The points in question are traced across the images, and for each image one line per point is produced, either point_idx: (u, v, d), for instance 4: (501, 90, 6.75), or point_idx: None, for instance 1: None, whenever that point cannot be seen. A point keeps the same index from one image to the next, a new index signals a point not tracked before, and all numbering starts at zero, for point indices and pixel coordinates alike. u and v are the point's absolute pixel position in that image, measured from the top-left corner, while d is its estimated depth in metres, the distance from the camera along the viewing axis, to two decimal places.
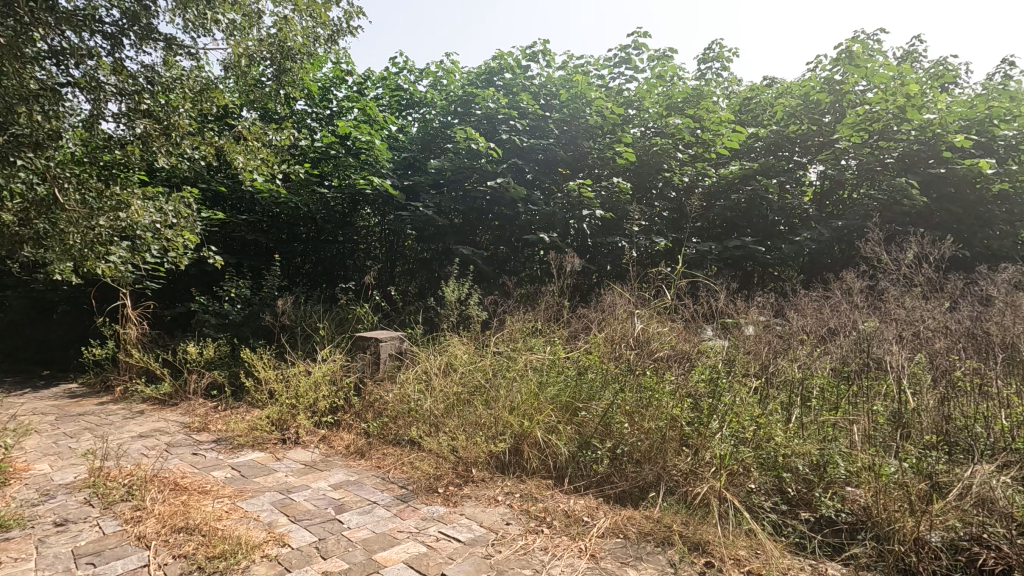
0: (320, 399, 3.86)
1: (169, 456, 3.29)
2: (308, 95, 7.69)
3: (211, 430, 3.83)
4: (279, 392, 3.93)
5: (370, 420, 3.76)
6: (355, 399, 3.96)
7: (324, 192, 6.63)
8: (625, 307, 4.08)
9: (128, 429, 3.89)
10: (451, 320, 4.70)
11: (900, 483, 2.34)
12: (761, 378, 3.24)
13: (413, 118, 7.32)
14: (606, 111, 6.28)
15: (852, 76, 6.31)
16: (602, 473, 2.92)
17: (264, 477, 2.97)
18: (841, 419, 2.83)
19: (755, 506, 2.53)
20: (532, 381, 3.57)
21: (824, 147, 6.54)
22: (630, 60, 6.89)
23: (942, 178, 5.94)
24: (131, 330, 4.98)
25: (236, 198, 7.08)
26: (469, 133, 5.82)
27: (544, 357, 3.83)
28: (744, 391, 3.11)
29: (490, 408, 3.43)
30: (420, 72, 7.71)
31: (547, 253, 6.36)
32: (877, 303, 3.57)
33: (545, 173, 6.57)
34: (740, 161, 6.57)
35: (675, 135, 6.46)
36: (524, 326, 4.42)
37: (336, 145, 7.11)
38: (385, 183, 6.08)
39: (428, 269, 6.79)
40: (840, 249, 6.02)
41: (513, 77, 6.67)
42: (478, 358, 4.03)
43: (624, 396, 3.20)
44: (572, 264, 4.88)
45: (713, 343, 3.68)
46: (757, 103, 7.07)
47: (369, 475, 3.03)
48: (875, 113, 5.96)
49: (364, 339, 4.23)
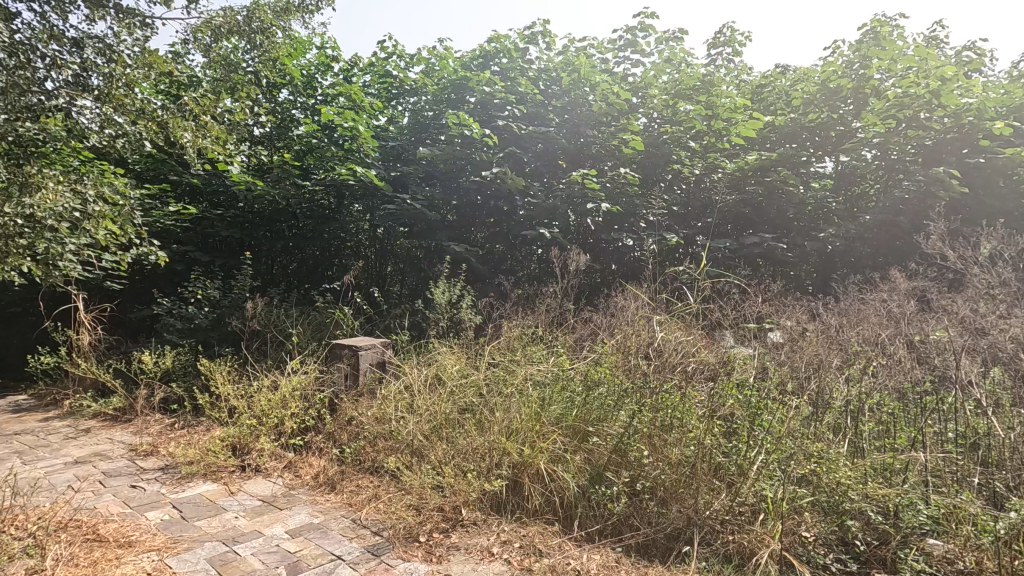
0: (287, 418, 3.35)
1: (100, 491, 2.75)
2: (291, 82, 7.39)
3: (160, 455, 3.30)
4: (240, 410, 3.40)
5: (344, 443, 3.24)
6: (328, 417, 3.44)
7: (306, 185, 6.06)
8: (639, 310, 3.58)
9: (63, 454, 3.35)
10: (442, 325, 4.18)
11: (1010, 541, 1.83)
12: (801, 397, 2.75)
13: (403, 107, 6.81)
14: (611, 96, 5.78)
15: (875, 61, 5.80)
16: (619, 514, 2.42)
17: (209, 521, 2.45)
18: (912, 452, 2.33)
19: (816, 566, 2.02)
20: (533, 399, 3.07)
21: (846, 137, 6.04)
22: (636, 43, 6.39)
23: (980, 168, 5.47)
24: (84, 336, 4.45)
25: (210, 192, 6.62)
26: (461, 116, 5.26)
27: (546, 370, 3.32)
28: (786, 413, 2.62)
29: (484, 432, 2.92)
30: (411, 58, 7.20)
31: (547, 251, 5.85)
32: (935, 308, 3.07)
33: (545, 164, 6.06)
34: (756, 152, 6.09)
35: (685, 124, 5.98)
36: (523, 332, 3.92)
37: (319, 134, 6.59)
38: (368, 172, 5.54)
39: (418, 270, 6.26)
40: (864, 247, 5.64)
41: (510, 62, 6.13)
42: (470, 370, 3.52)
43: (641, 417, 2.71)
44: (577, 263, 4.38)
45: (738, 352, 3.19)
46: (771, 92, 6.59)
47: (338, 517, 2.52)
48: (905, 97, 5.46)
49: (340, 348, 3.71)
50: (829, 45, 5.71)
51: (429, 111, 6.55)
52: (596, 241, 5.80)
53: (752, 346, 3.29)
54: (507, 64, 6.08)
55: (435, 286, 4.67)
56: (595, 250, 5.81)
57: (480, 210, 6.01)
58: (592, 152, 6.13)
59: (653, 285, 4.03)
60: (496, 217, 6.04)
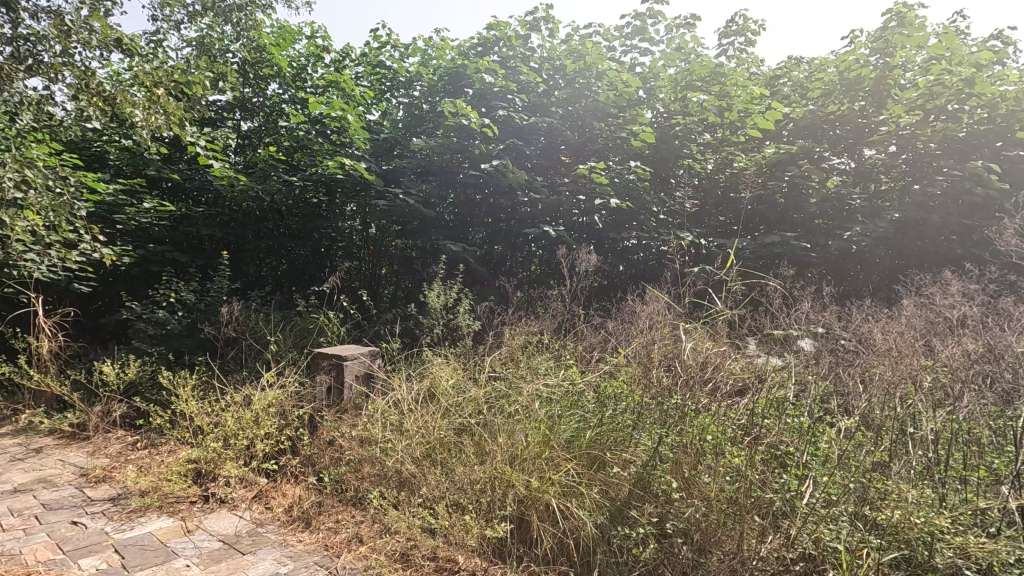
0: (260, 439, 2.93)
1: (32, 530, 2.34)
2: (279, 73, 7.01)
3: (114, 481, 2.88)
4: (206, 430, 2.99)
5: (324, 469, 2.83)
6: (308, 438, 3.03)
7: (292, 179, 5.65)
8: (658, 315, 3.19)
9: (3, 479, 2.92)
10: (437, 332, 3.76)
11: None
12: (853, 419, 2.37)
13: (397, 99, 6.42)
14: (619, 86, 5.39)
15: (902, 49, 5.42)
16: (646, 563, 2.02)
17: (154, 571, 2.03)
18: (1005, 490, 1.93)
19: None
20: (540, 419, 2.68)
21: (866, 132, 5.59)
22: (645, 31, 6.02)
23: (1017, 163, 5.11)
24: (43, 343, 4.05)
25: (191, 188, 6.27)
26: (458, 104, 4.88)
27: (554, 385, 2.93)
28: (839, 438, 2.24)
29: (485, 460, 2.52)
30: (406, 48, 6.80)
31: (551, 251, 5.45)
32: (1004, 319, 2.69)
33: (547, 159, 5.66)
34: (773, 146, 5.71)
35: (697, 116, 5.61)
36: (527, 341, 3.53)
37: (307, 126, 6.20)
38: (357, 164, 5.13)
39: (411, 271, 5.86)
40: (892, 246, 5.25)
41: (508, 50, 5.67)
42: (468, 384, 3.12)
43: (667, 443, 2.34)
44: (586, 263, 3.99)
45: (768, 362, 2.84)
46: (787, 84, 6.28)
47: (311, 566, 2.11)
48: (936, 86, 5.15)
49: (323, 358, 3.32)
50: (845, 37, 5.18)
51: (425, 103, 6.15)
52: (603, 241, 5.41)
53: (789, 357, 2.89)
54: (507, 50, 5.67)
55: (430, 289, 4.28)
56: (602, 250, 5.42)
57: (479, 207, 5.61)
58: (598, 145, 5.72)
59: (670, 288, 3.64)
60: (495, 214, 5.64)
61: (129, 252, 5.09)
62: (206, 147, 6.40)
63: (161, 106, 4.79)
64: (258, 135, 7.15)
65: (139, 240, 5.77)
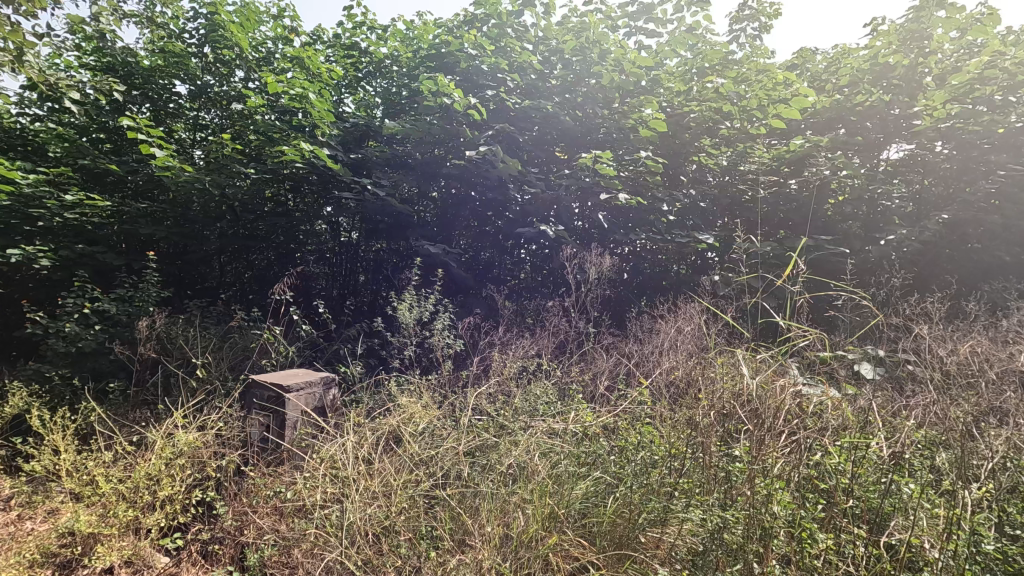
0: (161, 504, 2.15)
1: None
2: (241, 55, 6.26)
3: None
4: (88, 490, 2.20)
5: (245, 549, 2.05)
6: (228, 500, 2.27)
7: (246, 169, 4.86)
8: (695, 351, 2.56)
9: None
10: (409, 354, 3.02)
11: None
12: (990, 495, 1.68)
13: (373, 86, 5.70)
14: (628, 65, 4.68)
15: (944, 30, 4.82)
16: None
17: None
18: None
19: None
20: (548, 484, 1.94)
21: (903, 124, 4.97)
22: (652, 10, 5.36)
23: None
24: None
25: (136, 180, 5.49)
26: (440, 79, 4.18)
27: (560, 431, 2.21)
28: (972, 527, 1.59)
29: (467, 545, 1.77)
30: (383, 29, 6.06)
31: (545, 256, 4.75)
32: None
33: (542, 150, 4.96)
34: (799, 137, 5.04)
35: (713, 103, 4.89)
36: (522, 368, 2.81)
37: (267, 112, 5.44)
38: (320, 148, 4.36)
39: (385, 278, 5.10)
40: (938, 255, 4.61)
41: (500, 24, 4.96)
42: (446, 426, 2.38)
43: (729, 529, 1.65)
44: (592, 272, 3.30)
45: (835, 403, 2.17)
46: (806, 75, 5.67)
47: None
48: (989, 69, 4.54)
49: (260, 391, 2.58)
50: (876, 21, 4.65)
51: (404, 88, 5.40)
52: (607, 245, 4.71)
53: (868, 395, 2.21)
54: (498, 27, 4.95)
55: (402, 300, 3.53)
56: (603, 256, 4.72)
57: (465, 206, 4.89)
58: (600, 135, 5.01)
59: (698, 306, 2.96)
60: (483, 215, 4.94)
61: (39, 256, 4.26)
62: (153, 135, 5.63)
63: (32, 52, 3.66)
64: (218, 126, 6.39)
65: (65, 240, 4.96)
